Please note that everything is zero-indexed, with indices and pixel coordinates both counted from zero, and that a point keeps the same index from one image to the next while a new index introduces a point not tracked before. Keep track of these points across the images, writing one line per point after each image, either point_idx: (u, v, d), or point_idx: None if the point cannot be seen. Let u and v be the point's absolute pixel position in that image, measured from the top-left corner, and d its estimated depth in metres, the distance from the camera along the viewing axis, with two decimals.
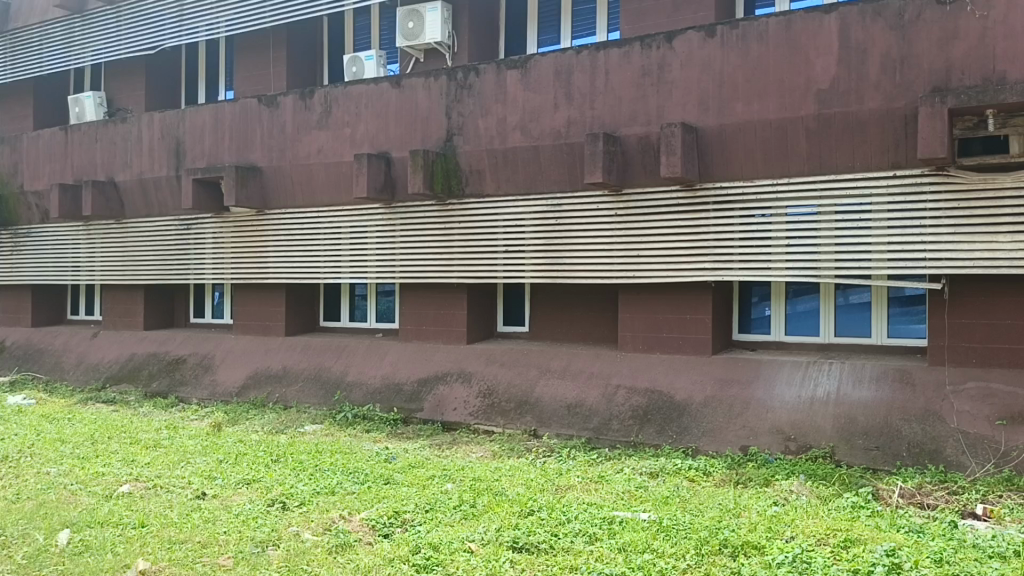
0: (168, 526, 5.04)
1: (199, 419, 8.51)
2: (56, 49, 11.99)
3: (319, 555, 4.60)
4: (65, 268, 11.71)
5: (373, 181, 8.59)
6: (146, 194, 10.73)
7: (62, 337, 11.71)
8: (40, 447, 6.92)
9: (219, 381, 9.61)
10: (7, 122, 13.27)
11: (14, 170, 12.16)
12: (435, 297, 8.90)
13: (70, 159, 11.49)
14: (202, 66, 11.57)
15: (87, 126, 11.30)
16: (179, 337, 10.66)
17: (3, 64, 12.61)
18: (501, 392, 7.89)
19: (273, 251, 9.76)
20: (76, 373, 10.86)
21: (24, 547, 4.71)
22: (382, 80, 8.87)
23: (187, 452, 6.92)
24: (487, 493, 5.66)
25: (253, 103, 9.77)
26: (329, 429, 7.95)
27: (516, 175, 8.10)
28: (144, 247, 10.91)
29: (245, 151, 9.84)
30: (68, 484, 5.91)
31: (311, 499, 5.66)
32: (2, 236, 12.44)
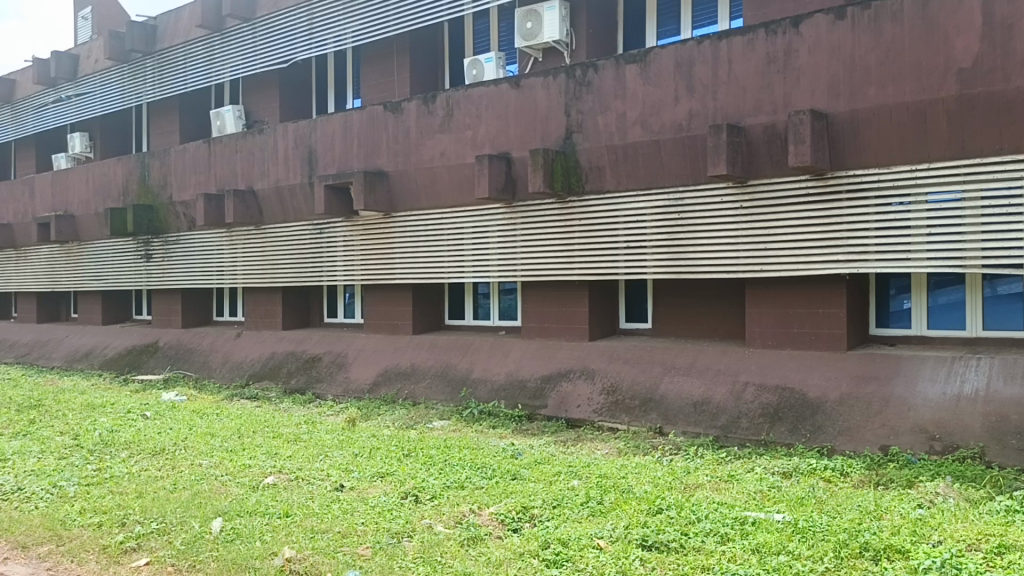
0: (311, 516, 5.31)
1: (334, 415, 8.89)
2: (199, 67, 12.80)
3: (452, 547, 4.73)
4: (211, 272, 12.49)
5: (495, 182, 8.72)
6: (283, 200, 11.32)
7: (209, 338, 12.50)
8: (193, 441, 7.42)
9: (352, 378, 10.01)
10: (157, 138, 14.28)
11: (164, 182, 13.08)
12: (557, 295, 8.95)
13: (213, 170, 12.25)
14: (331, 76, 12.06)
15: (229, 138, 12.02)
16: (314, 336, 11.16)
17: (153, 84, 13.59)
18: (626, 389, 7.85)
19: (399, 253, 10.07)
20: (222, 371, 11.56)
21: (183, 533, 5.07)
22: (502, 81, 8.99)
23: (325, 446, 7.25)
24: (614, 490, 5.65)
25: (379, 110, 10.12)
26: (457, 424, 8.14)
27: (637, 171, 8.03)
28: (280, 251, 11.49)
29: (372, 156, 10.20)
30: (219, 475, 6.31)
31: (441, 493, 5.82)
32: (155, 244, 13.42)
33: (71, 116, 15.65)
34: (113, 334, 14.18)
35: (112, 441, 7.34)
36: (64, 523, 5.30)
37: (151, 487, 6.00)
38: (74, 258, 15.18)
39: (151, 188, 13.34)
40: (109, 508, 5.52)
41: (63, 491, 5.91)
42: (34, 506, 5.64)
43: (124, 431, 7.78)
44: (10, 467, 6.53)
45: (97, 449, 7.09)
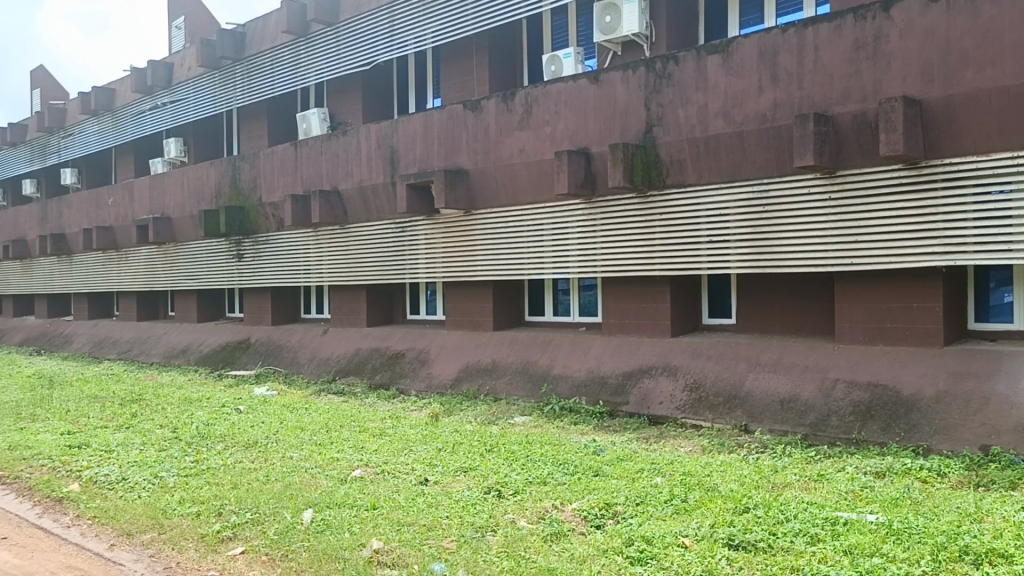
0: (397, 509, 5.41)
1: (418, 410, 9.04)
2: (285, 72, 13.18)
3: (535, 542, 4.75)
4: (298, 271, 12.87)
5: (574, 178, 8.70)
6: (366, 200, 11.57)
7: (297, 334, 12.87)
8: (284, 434, 7.66)
9: (435, 374, 10.15)
10: (247, 141, 14.78)
11: (254, 184, 13.53)
12: (638, 290, 8.87)
13: (300, 171, 12.61)
14: (411, 77, 12.25)
15: (315, 140, 12.35)
16: (397, 333, 11.37)
17: (243, 89, 14.07)
18: (709, 386, 7.73)
19: (480, 250, 10.16)
20: (309, 366, 11.90)
21: (276, 523, 5.24)
22: (580, 76, 8.96)
23: (409, 441, 7.38)
24: (699, 488, 5.58)
25: (459, 109, 10.23)
26: (538, 420, 8.17)
27: (720, 163, 7.89)
28: (364, 250, 11.74)
29: (453, 155, 10.31)
30: (309, 468, 6.50)
31: (524, 488, 5.85)
32: (245, 244, 13.90)
33: (167, 123, 16.35)
34: (208, 331, 14.75)
35: (208, 434, 7.64)
36: (166, 512, 5.55)
37: (245, 478, 6.22)
38: (171, 258, 15.86)
39: (241, 190, 13.82)
40: (207, 498, 5.76)
41: (164, 481, 6.18)
42: (138, 495, 5.92)
43: (219, 424, 8.09)
44: (116, 457, 6.88)
45: (194, 441, 7.39)
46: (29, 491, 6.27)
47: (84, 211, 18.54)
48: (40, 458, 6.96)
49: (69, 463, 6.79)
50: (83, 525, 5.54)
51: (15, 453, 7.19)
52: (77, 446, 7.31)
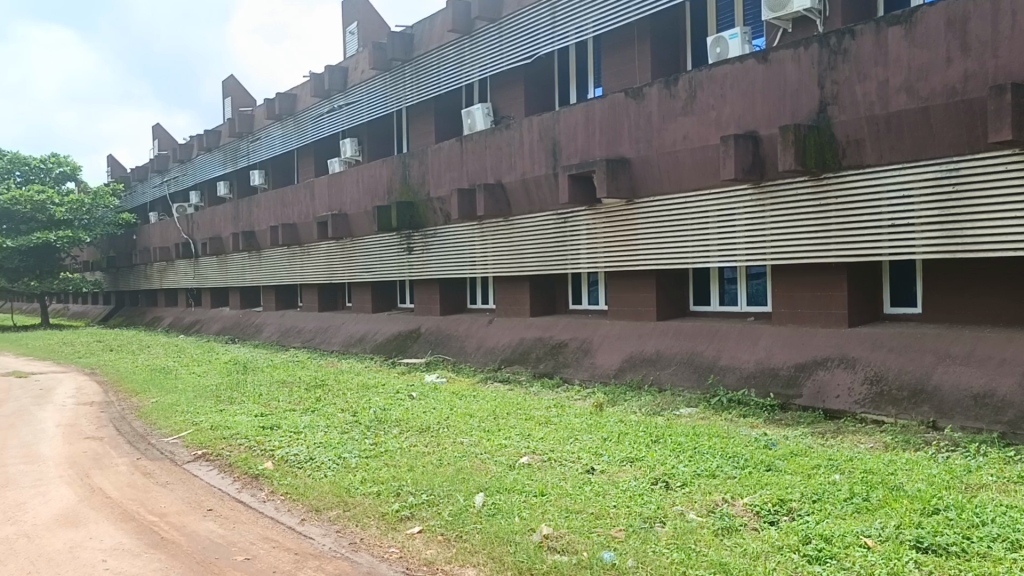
0: (565, 496, 5.48)
1: (582, 399, 9.10)
2: (451, 70, 13.59)
3: (706, 536, 4.67)
4: (464, 262, 13.26)
5: (741, 162, 8.43)
6: (529, 192, 11.76)
7: (464, 324, 13.28)
8: (454, 420, 7.94)
9: (598, 363, 10.17)
10: (416, 139, 15.38)
11: (422, 180, 14.05)
12: (810, 279, 8.49)
13: (465, 166, 12.97)
14: (573, 68, 12.29)
15: (479, 134, 12.66)
16: (560, 323, 11.47)
17: (412, 89, 14.65)
18: (892, 379, 7.28)
19: (642, 239, 10.06)
20: (476, 355, 12.25)
21: (450, 505, 5.45)
22: (748, 57, 8.66)
23: (575, 429, 7.44)
24: (882, 487, 5.27)
25: (621, 97, 10.15)
26: (705, 412, 8.00)
27: (903, 142, 7.38)
28: (527, 241, 11.92)
29: (615, 144, 10.27)
30: (479, 453, 6.71)
31: (692, 480, 5.75)
32: (415, 238, 14.50)
33: (343, 124, 17.30)
34: (381, 321, 15.51)
35: (385, 418, 8.05)
36: (349, 491, 5.90)
37: (420, 461, 6.50)
38: (347, 252, 16.79)
39: (411, 186, 14.40)
40: (385, 479, 6.07)
41: (347, 462, 6.58)
42: (324, 474, 6.34)
43: (395, 409, 8.50)
44: (303, 438, 7.39)
45: (373, 425, 7.81)
46: (230, 467, 6.85)
47: (270, 209, 19.97)
48: (238, 437, 7.60)
49: (263, 443, 7.37)
50: (277, 500, 5.99)
51: (218, 432, 7.88)
52: (270, 427, 7.91)
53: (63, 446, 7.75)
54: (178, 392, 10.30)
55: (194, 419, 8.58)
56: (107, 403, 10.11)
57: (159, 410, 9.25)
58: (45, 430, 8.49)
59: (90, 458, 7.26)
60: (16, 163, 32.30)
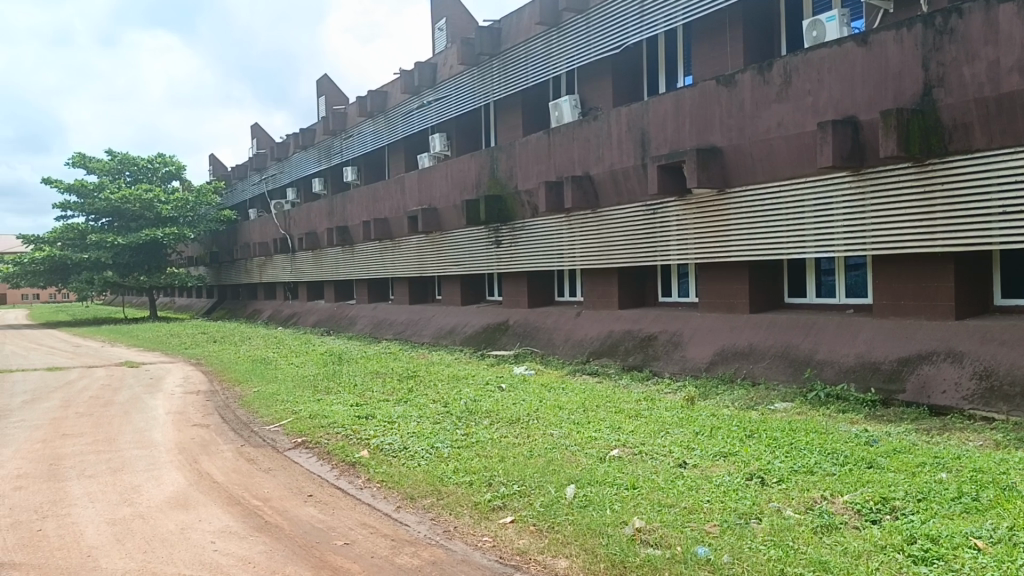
0: (657, 490, 5.43)
1: (673, 392, 8.98)
2: (538, 62, 13.60)
3: (805, 533, 4.55)
4: (552, 255, 13.26)
5: (840, 149, 8.15)
6: (618, 183, 11.67)
7: (552, 317, 13.30)
8: (544, 412, 7.97)
9: (689, 357, 10.03)
10: (503, 133, 15.48)
11: (510, 173, 14.13)
12: (914, 270, 8.15)
13: (553, 158, 12.97)
14: (662, 57, 12.12)
15: (567, 127, 12.64)
16: (650, 315, 11.35)
17: (500, 83, 14.74)
18: (1003, 374, 6.91)
19: (734, 229, 9.84)
20: (564, 347, 12.25)
21: (541, 496, 5.47)
22: (846, 40, 8.37)
23: (665, 423, 7.36)
24: (994, 487, 5.03)
25: (712, 85, 9.97)
26: (801, 407, 7.79)
27: (1015, 125, 6.99)
28: (616, 232, 11.83)
29: (706, 133, 10.08)
30: (569, 445, 6.71)
31: (789, 477, 5.62)
32: (504, 231, 14.59)
33: (432, 120, 17.54)
34: (471, 314, 15.69)
35: (476, 410, 8.14)
36: (443, 480, 6.01)
37: (511, 452, 6.55)
38: (437, 246, 17.03)
39: (499, 180, 14.50)
40: (477, 469, 6.14)
41: (440, 452, 6.69)
42: (418, 463, 6.46)
43: (485, 401, 8.59)
44: (397, 428, 7.55)
45: (464, 416, 7.92)
46: (328, 455, 7.07)
47: (363, 204, 20.45)
48: (335, 426, 7.82)
49: (359, 432, 7.56)
50: (373, 488, 6.15)
51: (316, 421, 8.14)
52: (365, 417, 8.11)
53: (173, 432, 8.15)
54: (278, 381, 10.68)
55: (294, 408, 8.88)
56: (212, 392, 10.57)
57: (260, 399, 9.62)
58: (156, 417, 8.95)
59: (198, 444, 7.61)
60: (126, 163, 34.04)
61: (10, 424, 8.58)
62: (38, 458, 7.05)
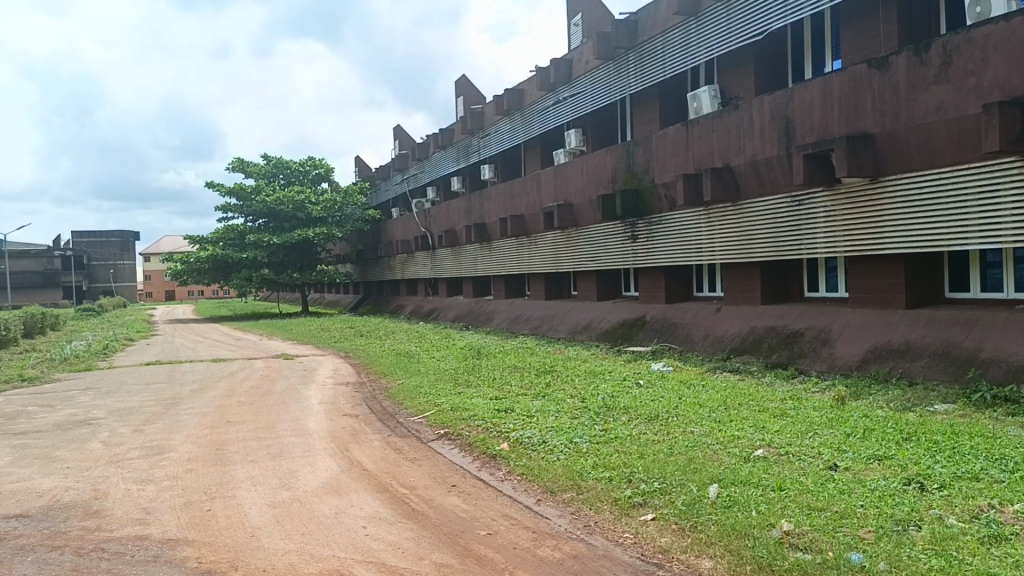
0: (805, 492, 5.23)
1: (821, 392, 8.62)
2: (676, 53, 13.37)
3: (970, 543, 4.25)
4: (691, 249, 13.00)
5: (1008, 132, 7.54)
6: (760, 174, 11.30)
7: (691, 313, 13.03)
8: (684, 409, 7.85)
9: (838, 354, 9.58)
10: (639, 126, 15.32)
11: (647, 167, 13.96)
12: None
13: (692, 151, 12.71)
14: (808, 42, 11.64)
15: (706, 118, 12.36)
16: (795, 311, 10.93)
17: (636, 76, 14.60)
18: None
19: (887, 220, 9.31)
20: (704, 344, 11.99)
21: (683, 495, 5.38)
22: (1014, 14, 7.75)
23: (814, 423, 7.07)
24: None
25: (863, 68, 9.49)
26: (964, 409, 7.28)
27: None
28: (759, 225, 11.46)
29: (857, 119, 9.60)
30: (711, 444, 6.57)
31: (952, 483, 5.27)
32: (641, 225, 14.44)
33: (568, 116, 17.57)
34: (607, 309, 15.61)
35: (614, 406, 8.10)
36: (582, 475, 6.02)
37: (650, 449, 6.48)
38: (573, 242, 17.05)
39: (636, 174, 14.36)
40: (617, 465, 6.11)
41: (578, 446, 6.70)
42: (558, 457, 6.51)
43: (623, 396, 8.55)
44: (536, 422, 7.62)
45: (602, 412, 7.89)
46: (469, 447, 7.24)
47: (500, 201, 20.76)
48: (476, 419, 8.00)
49: (499, 425, 7.69)
50: (514, 480, 6.25)
51: (458, 413, 8.35)
52: (504, 411, 8.25)
53: (326, 421, 8.58)
54: (421, 374, 11.04)
55: (436, 400, 9.15)
56: (360, 384, 11.06)
57: (405, 391, 9.98)
58: (310, 406, 9.45)
59: (348, 433, 7.98)
60: (280, 167, 36.12)
61: (183, 411, 9.31)
62: (206, 443, 7.60)
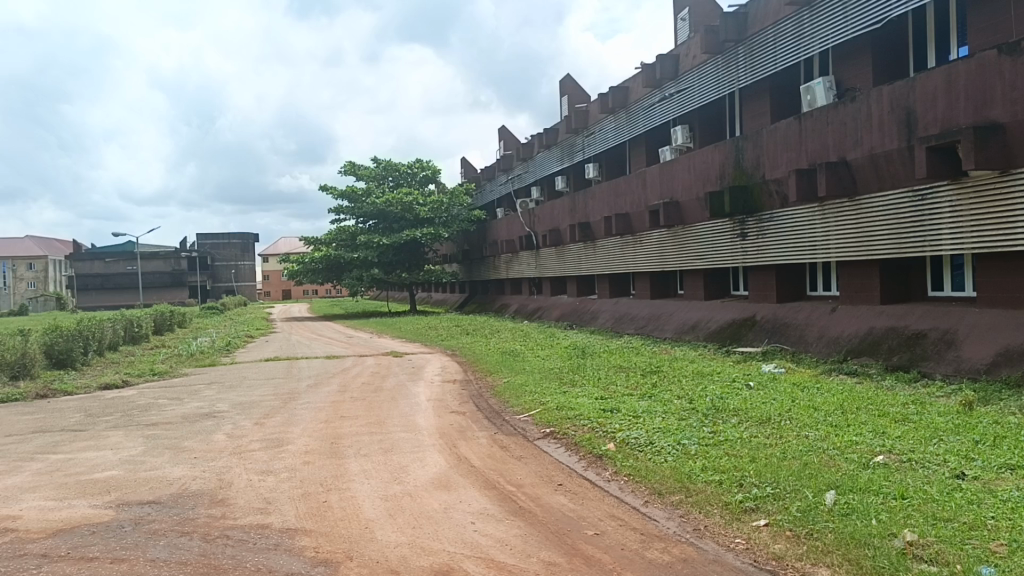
0: (930, 502, 4.97)
1: (946, 396, 8.17)
2: (789, 45, 12.96)
3: None
4: (804, 247, 12.57)
5: None
6: (879, 168, 10.82)
7: (804, 313, 12.60)
8: (797, 412, 7.59)
9: (965, 357, 9.06)
10: (749, 121, 14.93)
11: (757, 163, 13.59)
12: None
13: (806, 145, 12.30)
14: (932, 28, 11.06)
15: (820, 111, 11.93)
16: (918, 311, 10.40)
17: (746, 69, 14.23)
18: None
19: (1020, 214, 8.73)
20: (818, 345, 11.57)
21: (798, 501, 5.21)
22: None
23: (938, 429, 6.71)
24: None
25: (992, 54, 8.93)
26: None
27: None
28: (877, 221, 10.97)
29: (985, 108, 9.05)
30: (827, 449, 6.34)
31: None
32: (751, 223, 14.07)
33: (675, 112, 17.30)
34: (715, 309, 15.28)
35: (723, 407, 7.93)
36: (691, 477, 5.91)
37: (762, 453, 6.31)
38: (680, 241, 16.77)
39: (745, 170, 14.01)
40: (727, 468, 5.97)
41: (686, 448, 6.59)
42: (665, 459, 6.42)
43: (733, 398, 8.36)
44: (642, 423, 7.54)
45: (710, 413, 7.74)
46: (575, 447, 7.23)
47: (605, 200, 20.65)
48: (581, 418, 7.98)
49: (605, 425, 7.66)
50: (621, 481, 6.20)
51: (563, 412, 8.36)
52: (610, 410, 8.20)
53: (434, 418, 8.75)
54: (527, 373, 11.11)
55: (541, 399, 9.19)
56: (467, 382, 11.23)
57: (511, 389, 10.07)
58: (419, 403, 9.66)
59: (456, 430, 8.11)
60: (389, 169, 37.10)
61: (299, 405, 9.69)
62: (322, 437, 7.89)
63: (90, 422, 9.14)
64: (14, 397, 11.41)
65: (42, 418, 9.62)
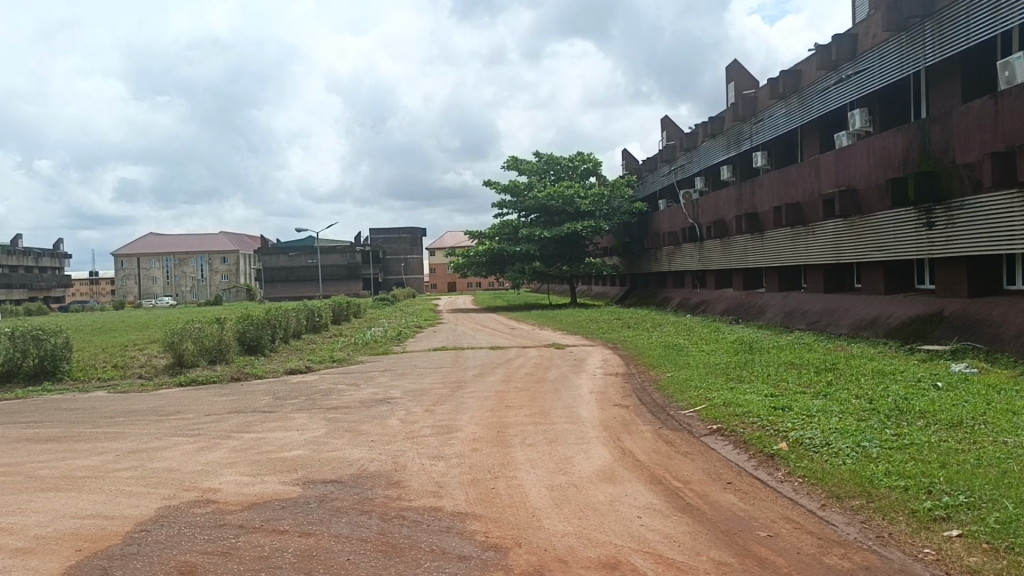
0: None
1: None
2: (984, 17, 11.92)
3: None
4: (999, 237, 11.53)
5: None
6: None
7: (999, 308, 11.55)
8: (993, 416, 6.97)
9: None
10: (937, 102, 13.86)
11: (947, 146, 12.61)
12: None
13: (1004, 126, 11.28)
14: None
15: (1020, 88, 10.89)
16: None
17: (934, 46, 13.21)
18: None
19: None
20: (1016, 344, 10.58)
21: (996, 512, 4.78)
22: None
23: None
24: None
25: None
26: None
27: None
28: None
29: None
30: None
31: None
32: (937, 212, 13.06)
33: (851, 96, 16.35)
34: (896, 304, 14.32)
35: (907, 409, 7.42)
36: (873, 481, 5.58)
37: (954, 459, 5.85)
38: (857, 231, 15.84)
39: (933, 154, 13.05)
40: (914, 474, 5.59)
41: (867, 451, 6.22)
42: (844, 462, 6.09)
43: (918, 399, 7.80)
44: (817, 423, 7.19)
45: (893, 415, 7.26)
46: (744, 445, 7.01)
47: (775, 189, 19.87)
48: (751, 416, 7.72)
49: (776, 423, 7.37)
50: (794, 482, 5.95)
51: (731, 409, 8.13)
52: (782, 409, 7.88)
53: (598, 410, 8.75)
54: (692, 367, 10.88)
55: (707, 395, 8.97)
56: (631, 375, 11.14)
57: (676, 384, 9.91)
58: (581, 394, 9.70)
59: (619, 423, 8.07)
60: (551, 163, 37.48)
61: (466, 394, 9.99)
62: (489, 425, 8.09)
63: (278, 404, 9.85)
64: (214, 379, 12.52)
65: (237, 399, 10.47)
